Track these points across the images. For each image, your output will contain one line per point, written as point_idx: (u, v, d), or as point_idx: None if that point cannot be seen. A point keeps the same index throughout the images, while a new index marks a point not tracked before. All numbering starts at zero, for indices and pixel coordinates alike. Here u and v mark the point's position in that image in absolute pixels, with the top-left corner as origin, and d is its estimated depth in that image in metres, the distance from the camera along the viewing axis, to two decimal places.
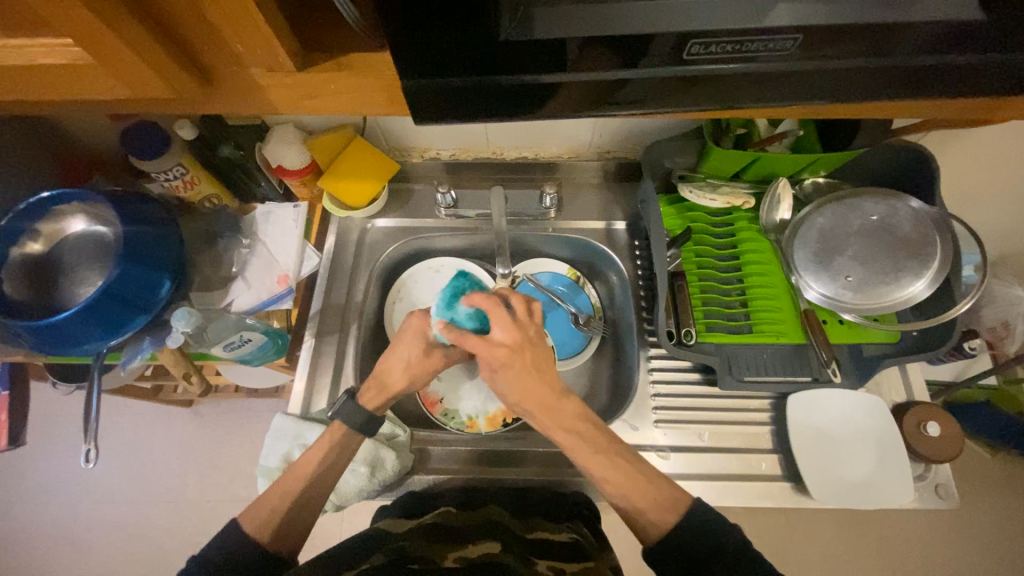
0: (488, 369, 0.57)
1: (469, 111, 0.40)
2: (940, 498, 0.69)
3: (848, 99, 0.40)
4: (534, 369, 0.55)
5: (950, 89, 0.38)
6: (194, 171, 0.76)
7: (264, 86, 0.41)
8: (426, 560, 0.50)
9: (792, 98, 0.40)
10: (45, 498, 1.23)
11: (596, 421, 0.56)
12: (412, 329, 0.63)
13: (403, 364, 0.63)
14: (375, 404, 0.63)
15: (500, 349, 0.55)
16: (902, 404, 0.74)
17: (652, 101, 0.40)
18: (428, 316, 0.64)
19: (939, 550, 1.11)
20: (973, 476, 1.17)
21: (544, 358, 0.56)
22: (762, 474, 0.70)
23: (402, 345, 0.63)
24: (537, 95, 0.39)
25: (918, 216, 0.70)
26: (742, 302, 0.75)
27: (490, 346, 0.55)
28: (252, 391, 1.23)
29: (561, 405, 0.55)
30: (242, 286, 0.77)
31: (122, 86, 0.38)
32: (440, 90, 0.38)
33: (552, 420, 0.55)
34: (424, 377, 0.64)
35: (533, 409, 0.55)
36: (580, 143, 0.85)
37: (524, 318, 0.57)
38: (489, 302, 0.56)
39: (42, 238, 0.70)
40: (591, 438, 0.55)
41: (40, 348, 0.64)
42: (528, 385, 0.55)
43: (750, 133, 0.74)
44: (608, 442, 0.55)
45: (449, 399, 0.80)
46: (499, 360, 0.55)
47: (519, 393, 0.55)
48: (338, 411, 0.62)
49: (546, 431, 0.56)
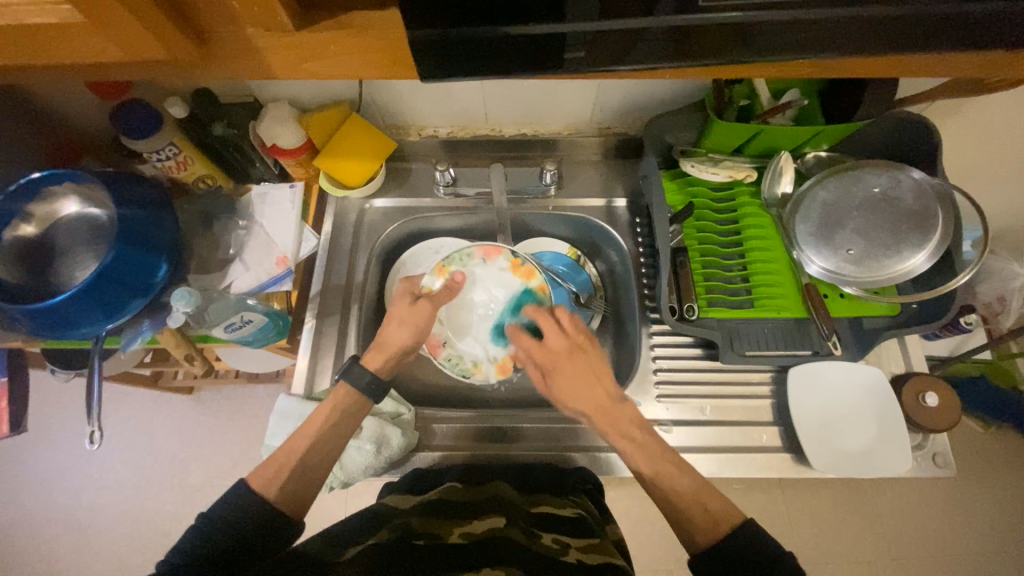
0: (540, 371, 0.63)
1: (470, 68, 0.40)
2: (937, 467, 0.70)
3: (857, 52, 0.39)
4: (585, 370, 0.60)
5: (955, 41, 0.39)
6: (187, 150, 0.75)
7: (261, 48, 0.40)
8: (433, 535, 0.50)
9: (802, 52, 0.39)
10: (49, 485, 1.24)
11: (650, 428, 0.58)
12: (396, 295, 0.69)
13: (400, 321, 0.67)
14: (375, 364, 0.65)
15: (554, 352, 0.61)
16: (900, 376, 0.75)
17: (658, 56, 0.40)
18: (409, 280, 0.71)
19: (932, 521, 1.14)
20: (967, 449, 1.19)
21: (595, 364, 0.60)
22: (763, 446, 0.71)
23: (393, 310, 0.68)
24: (538, 48, 0.39)
25: (921, 187, 0.70)
26: (744, 277, 0.75)
27: (545, 348, 0.62)
28: (253, 376, 1.23)
29: (617, 409, 0.58)
30: (241, 268, 0.76)
31: (117, 48, 0.38)
32: (443, 42, 0.38)
33: (607, 426, 0.58)
34: (426, 324, 0.68)
35: (589, 412, 0.59)
36: (580, 119, 0.83)
37: (574, 329, 0.63)
38: (540, 313, 0.64)
39: (36, 220, 0.69)
40: (647, 445, 0.56)
41: (39, 332, 0.64)
42: (584, 386, 0.59)
43: (753, 104, 0.72)
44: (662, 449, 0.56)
45: (529, 323, 0.78)
46: (549, 360, 0.61)
47: (572, 394, 0.59)
48: (347, 373, 0.63)
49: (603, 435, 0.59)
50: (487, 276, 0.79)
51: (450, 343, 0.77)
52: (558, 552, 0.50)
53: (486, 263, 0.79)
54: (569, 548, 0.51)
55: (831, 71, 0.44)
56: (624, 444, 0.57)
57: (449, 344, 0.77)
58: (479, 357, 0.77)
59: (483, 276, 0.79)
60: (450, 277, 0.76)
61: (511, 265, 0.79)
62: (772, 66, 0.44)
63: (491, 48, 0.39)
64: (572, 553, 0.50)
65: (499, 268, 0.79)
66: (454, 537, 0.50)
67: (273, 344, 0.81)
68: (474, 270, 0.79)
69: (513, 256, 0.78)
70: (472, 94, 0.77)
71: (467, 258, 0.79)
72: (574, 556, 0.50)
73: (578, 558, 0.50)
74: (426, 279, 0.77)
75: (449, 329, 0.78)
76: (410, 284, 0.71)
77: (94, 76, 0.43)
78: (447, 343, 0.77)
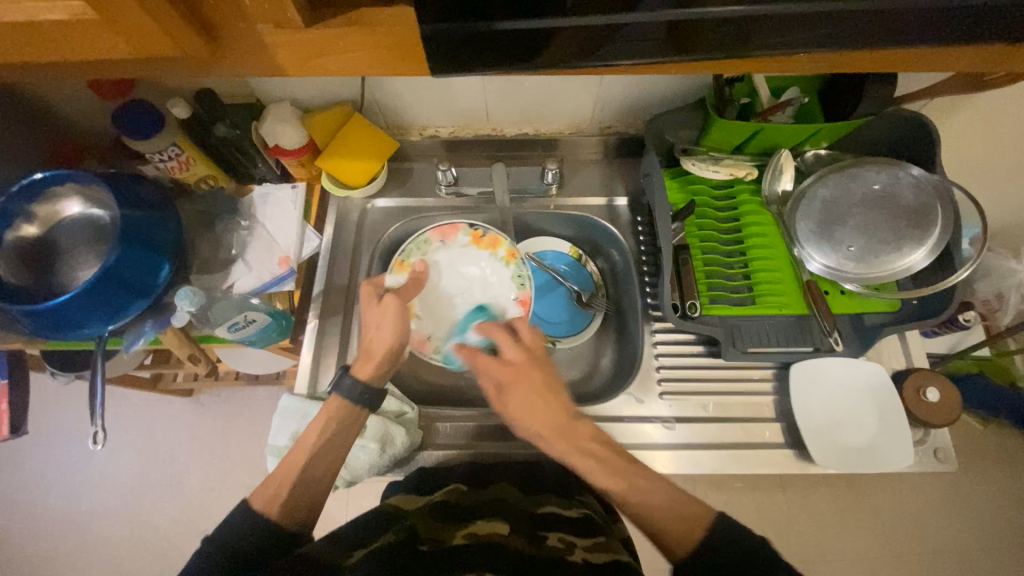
0: (494, 386, 0.60)
1: (475, 62, 0.40)
2: (938, 461, 0.71)
3: (856, 46, 0.40)
4: (540, 386, 0.58)
5: (952, 36, 0.39)
6: (189, 151, 0.75)
7: (270, 45, 0.40)
8: (437, 540, 0.50)
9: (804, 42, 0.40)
10: (48, 489, 1.23)
11: (609, 442, 0.57)
12: (364, 301, 0.67)
13: (376, 325, 0.65)
14: (368, 373, 0.63)
15: (510, 366, 0.60)
16: (901, 371, 0.75)
17: (658, 52, 0.41)
18: (374, 282, 0.69)
19: (932, 518, 1.14)
20: (967, 447, 1.20)
21: (549, 379, 0.59)
22: (766, 442, 0.71)
23: (366, 316, 0.66)
24: (543, 44, 0.39)
25: (920, 184, 0.70)
26: (745, 274, 0.75)
27: (501, 363, 0.60)
28: (254, 378, 1.23)
29: (574, 428, 0.57)
30: (243, 268, 0.76)
31: (125, 44, 0.38)
32: (447, 37, 0.38)
33: (564, 444, 0.56)
34: (403, 322, 0.65)
35: (544, 432, 0.57)
36: (581, 118, 0.84)
37: (533, 342, 0.63)
38: (492, 327, 0.63)
39: (38, 221, 0.68)
40: (611, 464, 0.55)
41: (40, 332, 0.63)
42: (538, 401, 0.58)
43: (754, 103, 0.72)
44: (625, 463, 0.56)
45: (510, 289, 0.80)
46: (506, 376, 0.59)
47: (528, 412, 0.57)
48: (338, 386, 0.62)
49: (557, 455, 0.57)
50: (451, 254, 0.82)
51: (435, 335, 0.76)
52: (564, 552, 0.50)
53: (446, 244, 0.82)
54: (575, 548, 0.51)
55: (832, 67, 0.45)
56: (585, 462, 0.55)
57: (435, 338, 0.77)
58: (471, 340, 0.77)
59: (445, 257, 0.82)
60: (412, 270, 0.78)
61: (472, 238, 0.81)
62: (772, 61, 0.44)
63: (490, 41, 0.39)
64: (577, 552, 0.51)
65: (460, 244, 0.82)
66: (457, 540, 0.50)
67: (275, 344, 0.81)
68: (436, 255, 0.81)
69: (473, 229, 0.81)
70: (473, 92, 0.77)
71: (425, 246, 0.81)
72: (582, 557, 0.50)
73: (584, 558, 0.50)
74: (389, 278, 0.77)
75: (430, 324, 0.78)
76: (375, 286, 0.68)
77: (101, 73, 0.43)
78: (431, 335, 0.77)
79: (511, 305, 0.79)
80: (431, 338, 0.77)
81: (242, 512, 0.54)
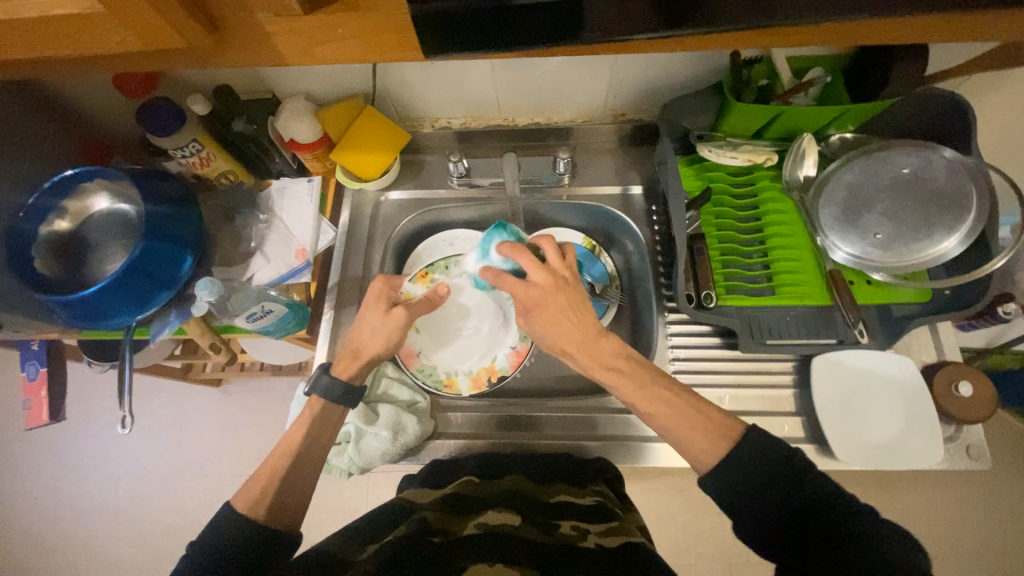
0: (521, 308, 0.60)
1: (472, 39, 0.41)
2: (972, 459, 0.67)
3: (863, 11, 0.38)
4: (572, 307, 0.57)
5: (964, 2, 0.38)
6: (209, 147, 0.77)
7: (272, 33, 0.41)
8: (448, 532, 0.51)
9: (826, 13, 0.39)
10: (88, 473, 1.30)
11: (634, 357, 0.58)
12: (371, 300, 0.67)
13: (372, 329, 0.66)
14: (346, 374, 0.64)
15: (536, 289, 0.58)
16: (931, 365, 0.72)
17: (661, 21, 0.40)
18: (390, 280, 0.69)
19: (967, 519, 1.09)
20: (1007, 445, 1.14)
21: (578, 300, 0.58)
22: (785, 436, 0.69)
23: (366, 315, 0.66)
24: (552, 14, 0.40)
25: (953, 167, 0.66)
26: (763, 264, 0.73)
27: (527, 285, 0.58)
28: (277, 368, 1.26)
29: (599, 343, 0.57)
30: (262, 260, 0.78)
31: (135, 36, 0.39)
32: (438, 15, 0.39)
33: (588, 357, 0.57)
34: (395, 336, 0.66)
35: (570, 348, 0.58)
36: (594, 106, 0.82)
37: (559, 265, 0.60)
38: (519, 248, 0.61)
39: (69, 216, 0.71)
40: (634, 376, 0.56)
41: (74, 322, 0.67)
42: (567, 323, 0.57)
43: (773, 85, 0.70)
44: (652, 376, 0.56)
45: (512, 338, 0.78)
46: (534, 299, 0.58)
47: (555, 330, 0.58)
48: (315, 385, 0.62)
49: (585, 369, 0.58)
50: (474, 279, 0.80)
51: (424, 353, 0.78)
52: (577, 538, 0.51)
53: None
54: (588, 534, 0.52)
55: (851, 37, 0.42)
56: (611, 378, 0.56)
57: (423, 355, 0.78)
58: (453, 369, 0.77)
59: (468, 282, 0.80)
60: (433, 294, 0.72)
61: None
62: (784, 33, 0.42)
63: (511, 22, 0.40)
64: (591, 538, 0.51)
65: None
66: (468, 530, 0.51)
67: (293, 335, 0.83)
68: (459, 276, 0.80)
69: None
70: (484, 82, 0.76)
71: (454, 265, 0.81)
72: (594, 541, 0.50)
73: (597, 542, 0.50)
74: (408, 286, 0.77)
75: (425, 339, 0.79)
76: (388, 287, 0.68)
77: (121, 67, 0.45)
78: (421, 351, 0.78)
79: (507, 353, 0.78)
80: (418, 353, 0.78)
81: (262, 497, 0.55)
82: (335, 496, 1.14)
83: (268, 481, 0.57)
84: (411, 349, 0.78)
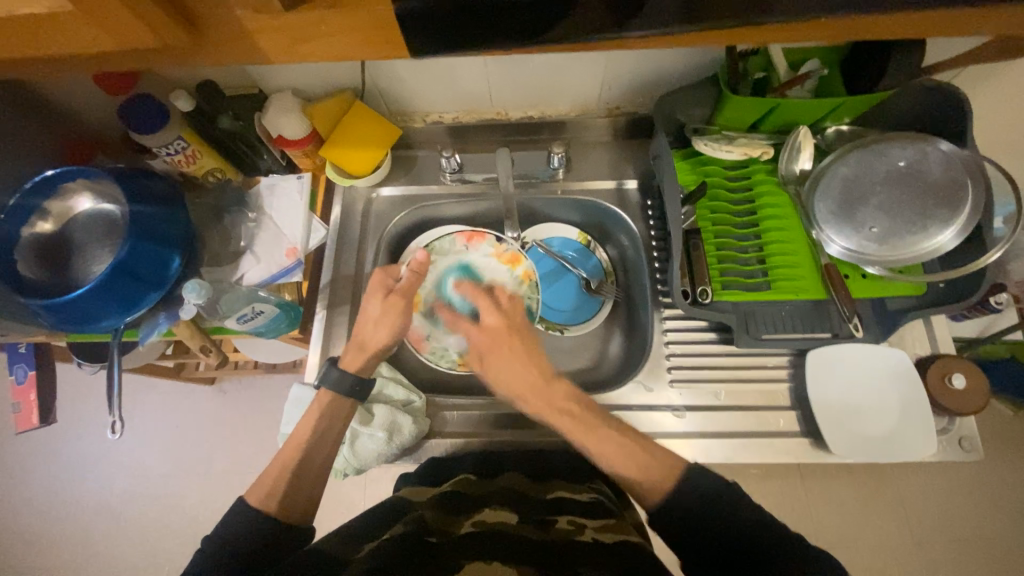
0: (476, 355, 0.62)
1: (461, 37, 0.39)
2: (964, 451, 0.68)
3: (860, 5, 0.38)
4: (520, 351, 0.59)
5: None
6: (194, 144, 0.75)
7: (253, 31, 0.39)
8: (445, 531, 0.50)
9: (824, 9, 0.38)
10: (82, 474, 1.29)
11: (585, 401, 0.58)
12: (370, 290, 0.66)
13: (374, 321, 0.65)
14: (355, 367, 0.64)
15: (485, 332, 0.61)
16: (925, 358, 0.72)
17: (656, 17, 0.40)
18: (387, 270, 0.68)
19: (958, 506, 1.11)
20: (997, 433, 1.15)
21: (529, 345, 0.60)
22: (781, 431, 0.69)
23: (366, 306, 0.66)
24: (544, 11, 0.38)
25: (950, 159, 0.66)
26: (759, 259, 0.72)
27: (480, 328, 0.62)
28: (271, 366, 1.25)
29: (550, 386, 0.58)
30: (252, 259, 0.77)
31: (110, 36, 0.38)
32: (426, 13, 0.38)
33: (541, 401, 0.57)
34: (400, 321, 0.65)
35: (522, 392, 0.58)
36: (588, 99, 0.81)
37: (513, 311, 0.63)
38: (477, 291, 0.65)
39: (52, 217, 0.70)
40: (581, 420, 0.56)
41: (61, 326, 0.65)
42: (515, 365, 0.59)
43: (770, 77, 0.69)
44: (599, 418, 0.57)
45: None
46: (485, 343, 0.61)
47: (504, 376, 0.59)
48: (325, 378, 0.62)
49: (538, 415, 0.58)
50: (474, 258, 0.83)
51: (433, 337, 0.79)
52: (574, 532, 0.51)
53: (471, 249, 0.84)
54: (585, 528, 0.52)
55: (848, 33, 0.42)
56: (563, 422, 0.56)
57: (433, 339, 0.79)
58: (465, 350, 0.78)
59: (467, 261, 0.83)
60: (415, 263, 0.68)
61: (495, 250, 0.83)
62: (781, 29, 0.41)
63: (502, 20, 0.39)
64: (587, 532, 0.51)
65: (484, 252, 0.83)
66: (465, 528, 0.51)
67: (286, 335, 0.82)
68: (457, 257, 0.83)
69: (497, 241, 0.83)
70: (476, 75, 0.75)
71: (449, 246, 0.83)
72: (592, 535, 0.50)
73: (594, 537, 0.50)
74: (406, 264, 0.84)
75: (430, 321, 0.80)
76: (385, 276, 0.67)
77: (98, 67, 0.44)
78: (430, 335, 0.79)
79: None
80: (428, 337, 0.79)
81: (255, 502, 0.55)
82: (332, 493, 1.14)
83: (261, 485, 0.56)
84: (421, 333, 0.79)
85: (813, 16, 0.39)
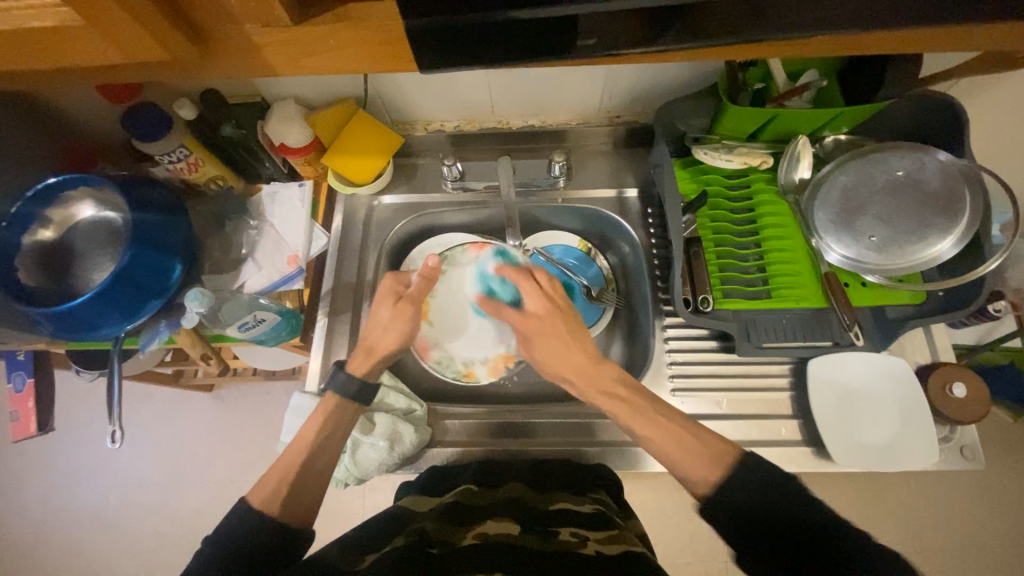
0: (521, 337, 0.63)
1: (467, 52, 0.40)
2: (966, 460, 0.68)
3: (858, 22, 0.38)
4: (568, 331, 0.60)
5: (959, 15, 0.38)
6: (196, 152, 0.75)
7: (261, 45, 0.40)
8: (447, 542, 0.50)
9: (825, 25, 0.39)
10: (79, 481, 1.28)
11: (633, 383, 0.58)
12: (381, 295, 0.67)
13: (383, 325, 0.65)
14: (362, 370, 0.64)
15: (535, 316, 0.62)
16: (925, 366, 0.72)
17: (657, 33, 0.40)
18: (397, 276, 0.67)
19: (960, 514, 1.11)
20: (998, 440, 1.15)
21: (575, 326, 0.61)
22: (783, 440, 0.69)
23: (376, 310, 0.66)
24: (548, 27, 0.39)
25: (947, 169, 0.67)
26: (760, 267, 0.73)
27: (525, 313, 0.63)
28: (270, 374, 1.25)
29: (599, 370, 0.58)
30: (253, 267, 0.77)
31: (118, 49, 0.38)
32: (433, 30, 0.38)
33: (587, 384, 0.58)
34: (411, 325, 0.66)
35: (569, 374, 0.59)
36: (588, 109, 0.82)
37: (553, 292, 0.64)
38: (521, 273, 0.65)
39: (54, 225, 0.70)
40: (633, 402, 0.56)
41: (61, 335, 0.65)
42: (563, 349, 0.60)
43: (769, 87, 0.69)
44: (650, 404, 0.56)
45: None
46: (530, 327, 0.62)
47: (554, 359, 0.60)
48: (331, 382, 0.62)
49: (582, 395, 0.59)
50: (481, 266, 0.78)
51: (440, 345, 0.75)
52: (575, 545, 0.50)
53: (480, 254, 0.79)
54: (587, 541, 0.51)
55: (849, 48, 0.42)
56: (609, 403, 0.57)
57: (439, 346, 0.76)
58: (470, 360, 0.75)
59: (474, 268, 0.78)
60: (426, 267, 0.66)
61: (506, 256, 0.78)
62: (782, 44, 0.42)
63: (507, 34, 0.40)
64: (589, 545, 0.50)
65: (493, 258, 0.78)
66: (467, 540, 0.50)
67: (287, 343, 0.82)
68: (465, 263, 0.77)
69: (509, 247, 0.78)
70: (477, 85, 0.75)
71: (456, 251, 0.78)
72: (594, 548, 0.50)
73: (597, 550, 0.50)
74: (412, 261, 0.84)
75: (438, 329, 0.76)
76: (396, 283, 0.67)
77: (105, 79, 0.44)
78: (436, 342, 0.75)
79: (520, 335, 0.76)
80: (434, 344, 0.75)
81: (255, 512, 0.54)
82: (331, 501, 1.13)
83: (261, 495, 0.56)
84: (427, 340, 0.75)
85: (813, 32, 0.39)
